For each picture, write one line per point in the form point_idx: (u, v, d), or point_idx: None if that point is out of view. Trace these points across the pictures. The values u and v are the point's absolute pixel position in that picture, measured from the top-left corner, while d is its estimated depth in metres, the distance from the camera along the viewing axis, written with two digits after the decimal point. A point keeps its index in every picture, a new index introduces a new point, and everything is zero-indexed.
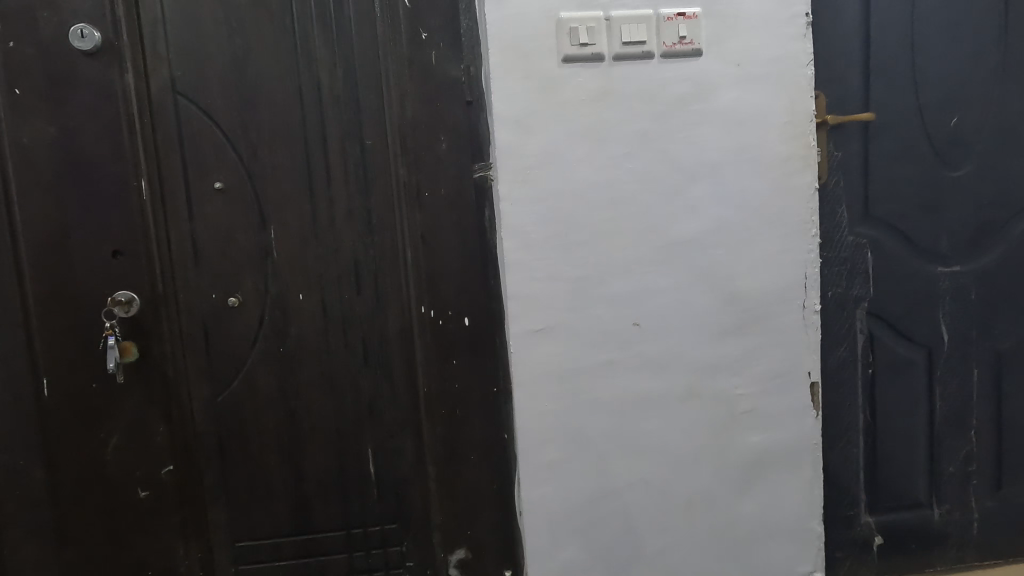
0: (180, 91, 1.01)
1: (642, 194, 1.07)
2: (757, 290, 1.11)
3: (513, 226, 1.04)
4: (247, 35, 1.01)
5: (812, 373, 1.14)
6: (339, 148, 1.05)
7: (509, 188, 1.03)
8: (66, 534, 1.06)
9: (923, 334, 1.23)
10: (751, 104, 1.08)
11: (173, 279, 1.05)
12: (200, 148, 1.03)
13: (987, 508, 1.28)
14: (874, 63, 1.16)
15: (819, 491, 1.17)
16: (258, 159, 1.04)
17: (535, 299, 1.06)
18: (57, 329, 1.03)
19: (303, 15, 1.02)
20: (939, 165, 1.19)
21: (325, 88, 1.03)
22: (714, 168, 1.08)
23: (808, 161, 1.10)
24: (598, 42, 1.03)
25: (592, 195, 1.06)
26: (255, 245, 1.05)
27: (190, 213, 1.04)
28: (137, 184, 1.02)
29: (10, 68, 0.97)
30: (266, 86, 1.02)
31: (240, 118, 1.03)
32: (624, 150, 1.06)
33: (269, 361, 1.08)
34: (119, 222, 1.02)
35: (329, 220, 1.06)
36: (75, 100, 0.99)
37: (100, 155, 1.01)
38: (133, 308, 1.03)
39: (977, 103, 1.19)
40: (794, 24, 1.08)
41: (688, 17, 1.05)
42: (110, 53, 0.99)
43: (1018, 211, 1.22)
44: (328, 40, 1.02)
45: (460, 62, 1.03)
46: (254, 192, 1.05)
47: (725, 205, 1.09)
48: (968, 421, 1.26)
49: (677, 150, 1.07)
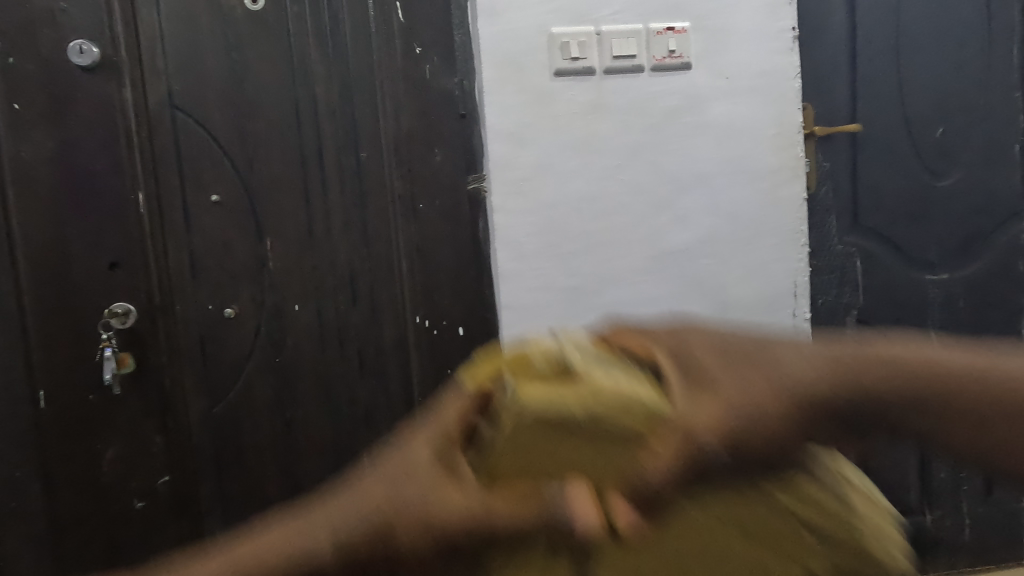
0: (177, 105, 1.02)
1: (634, 204, 1.09)
2: (748, 300, 1.13)
3: (507, 236, 1.06)
4: (244, 49, 1.02)
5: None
6: (335, 161, 1.06)
7: (503, 200, 1.05)
8: (62, 545, 1.07)
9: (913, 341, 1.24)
10: (741, 117, 1.10)
11: (170, 291, 1.06)
12: (197, 161, 1.04)
13: (976, 513, 1.30)
14: (861, 75, 1.18)
15: None
16: (254, 171, 1.05)
17: (529, 308, 1.08)
18: (54, 341, 1.03)
19: (300, 30, 1.03)
20: (926, 175, 1.22)
21: (322, 102, 1.05)
22: (704, 179, 1.10)
23: (796, 172, 1.13)
24: (588, 56, 1.05)
25: (584, 205, 1.07)
26: (252, 257, 1.06)
27: (187, 226, 1.05)
28: (135, 197, 1.03)
29: (9, 82, 0.98)
30: (264, 99, 1.04)
31: (237, 132, 1.04)
32: (616, 162, 1.08)
33: (265, 371, 1.09)
34: (117, 234, 1.03)
35: (325, 231, 1.07)
36: (73, 114, 1.00)
37: (98, 168, 1.02)
38: (130, 320, 1.04)
39: (962, 114, 1.21)
40: (781, 37, 1.11)
41: (678, 32, 1.07)
42: (108, 68, 1.00)
43: (1004, 219, 1.24)
44: (324, 55, 1.04)
45: (454, 75, 1.06)
46: (250, 204, 1.06)
47: (716, 215, 1.11)
48: None
49: (667, 161, 1.09)
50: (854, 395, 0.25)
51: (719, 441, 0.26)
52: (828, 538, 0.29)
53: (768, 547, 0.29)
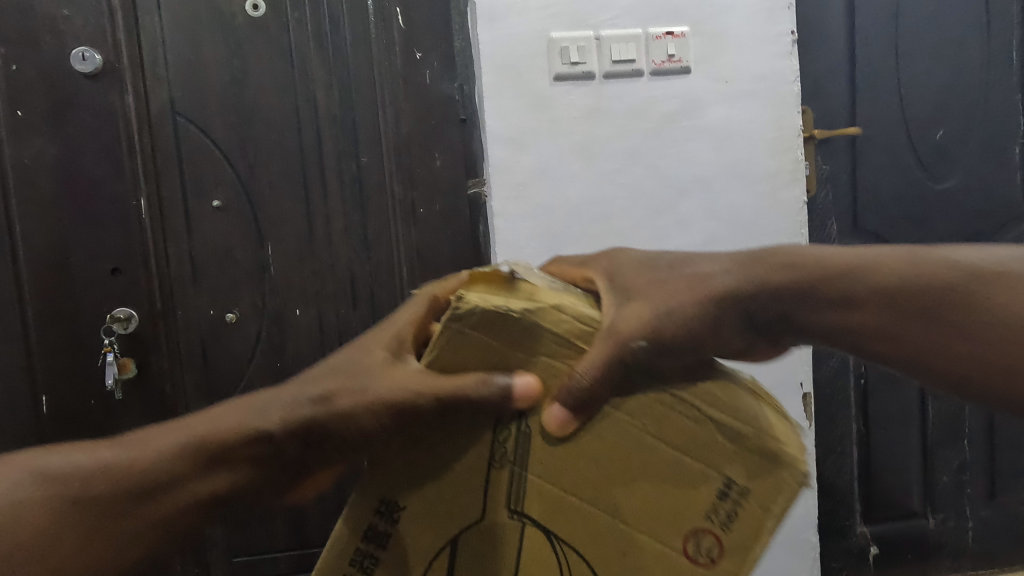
0: (179, 110, 1.03)
1: (633, 208, 1.09)
2: None
3: (507, 241, 1.07)
4: (245, 56, 1.03)
5: (806, 385, 1.15)
6: (335, 165, 1.07)
7: (503, 204, 1.06)
8: None
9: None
10: (740, 121, 1.10)
11: (172, 296, 1.06)
12: (198, 167, 1.04)
13: (980, 517, 1.30)
14: (860, 78, 1.18)
15: (813, 503, 1.17)
16: (255, 176, 1.05)
17: None
18: (55, 347, 1.03)
19: (301, 36, 1.04)
20: (926, 178, 1.22)
21: (322, 108, 1.06)
22: (703, 183, 1.11)
23: (796, 175, 1.13)
24: (588, 61, 1.05)
25: (584, 209, 1.08)
26: (253, 262, 1.07)
27: (188, 231, 1.06)
28: (137, 203, 1.04)
29: (11, 89, 0.98)
30: (264, 105, 1.04)
31: (238, 137, 1.04)
32: (615, 166, 1.08)
33: (266, 376, 1.09)
34: (118, 240, 1.04)
35: (326, 236, 1.08)
36: (75, 121, 1.01)
37: (100, 174, 1.02)
38: (132, 325, 1.04)
39: (962, 117, 1.21)
40: (780, 41, 1.11)
41: (677, 37, 1.07)
42: (110, 75, 1.01)
43: (1004, 222, 1.25)
44: (324, 61, 1.05)
45: (455, 80, 1.06)
46: (251, 209, 1.06)
47: (715, 219, 1.12)
48: (961, 431, 1.27)
49: (666, 165, 1.10)
50: (700, 301, 0.47)
51: (636, 343, 0.43)
52: (736, 436, 0.43)
53: (671, 428, 0.43)
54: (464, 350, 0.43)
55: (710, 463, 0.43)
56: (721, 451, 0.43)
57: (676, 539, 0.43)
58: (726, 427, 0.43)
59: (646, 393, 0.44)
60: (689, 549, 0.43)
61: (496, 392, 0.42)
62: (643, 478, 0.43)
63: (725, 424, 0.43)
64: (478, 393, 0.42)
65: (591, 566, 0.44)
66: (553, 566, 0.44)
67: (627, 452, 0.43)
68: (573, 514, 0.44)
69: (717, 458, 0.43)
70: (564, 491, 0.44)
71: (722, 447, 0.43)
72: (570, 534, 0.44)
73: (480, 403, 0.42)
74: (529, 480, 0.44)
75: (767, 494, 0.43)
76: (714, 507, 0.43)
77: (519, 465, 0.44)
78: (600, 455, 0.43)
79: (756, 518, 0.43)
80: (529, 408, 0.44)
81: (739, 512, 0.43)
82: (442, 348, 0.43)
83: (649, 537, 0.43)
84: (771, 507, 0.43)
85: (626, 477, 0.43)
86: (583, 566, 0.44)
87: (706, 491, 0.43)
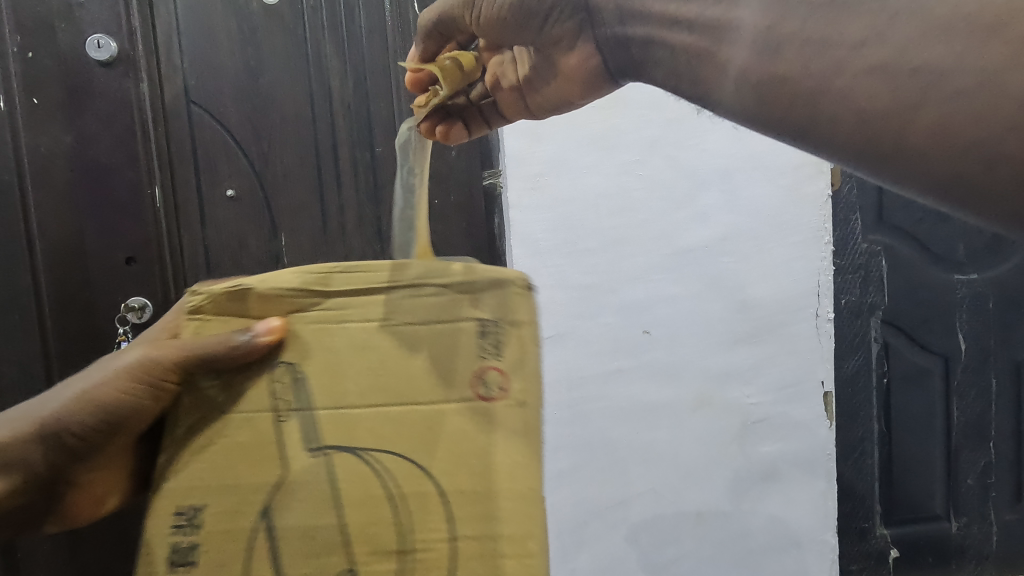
0: (193, 98, 1.02)
1: (653, 201, 1.06)
2: (768, 301, 1.10)
3: (525, 234, 1.03)
4: (259, 44, 1.01)
5: (830, 261, 1.12)
6: (349, 155, 1.06)
7: (519, 195, 1.02)
8: (79, 539, 1.05)
9: (947, 309, 1.27)
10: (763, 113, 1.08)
11: (185, 286, 1.05)
12: (212, 157, 1.03)
13: (1005, 521, 1.34)
14: None
15: (833, 504, 1.16)
16: (269, 167, 1.05)
17: (547, 308, 1.04)
18: (72, 337, 1.03)
19: (315, 23, 1.03)
20: None
21: (336, 96, 1.05)
22: (725, 175, 1.08)
23: (820, 168, 1.11)
24: None
25: (602, 203, 1.05)
26: (266, 254, 1.06)
27: (202, 222, 1.05)
28: (151, 193, 1.03)
29: (27, 77, 0.97)
30: (277, 93, 1.03)
31: (252, 126, 1.03)
32: (635, 157, 1.05)
33: None
34: (132, 230, 1.03)
35: (339, 226, 1.07)
36: (90, 108, 0.99)
37: (114, 163, 1.01)
38: (146, 315, 1.04)
39: None
40: None
41: None
42: (125, 62, 0.99)
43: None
44: (338, 49, 1.04)
45: None
46: (265, 200, 1.05)
47: (737, 213, 1.08)
48: (987, 433, 1.31)
49: (687, 156, 1.07)
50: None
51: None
52: (469, 288, 0.47)
53: (417, 309, 0.48)
54: (217, 319, 0.50)
55: (459, 318, 0.47)
56: (462, 303, 0.47)
57: (464, 389, 0.47)
58: (459, 282, 0.48)
59: (387, 294, 0.48)
60: (477, 390, 0.47)
61: (241, 340, 0.47)
62: (415, 362, 0.47)
63: (455, 282, 0.48)
64: (221, 349, 0.48)
65: (401, 452, 0.46)
66: (369, 475, 0.46)
67: (393, 344, 0.48)
68: (360, 416, 0.47)
69: (463, 311, 0.47)
70: (349, 410, 0.47)
71: (459, 300, 0.47)
72: (370, 441, 0.46)
73: (224, 353, 0.48)
74: (321, 419, 0.47)
75: (512, 310, 0.47)
76: (479, 346, 0.47)
77: (303, 407, 0.47)
78: (378, 360, 0.47)
79: (513, 338, 0.47)
80: (288, 351, 0.48)
81: (501, 338, 0.47)
82: (192, 328, 0.50)
83: (433, 403, 0.47)
84: (520, 320, 0.47)
85: (402, 366, 0.47)
86: (395, 455, 0.46)
87: (468, 340, 0.47)
